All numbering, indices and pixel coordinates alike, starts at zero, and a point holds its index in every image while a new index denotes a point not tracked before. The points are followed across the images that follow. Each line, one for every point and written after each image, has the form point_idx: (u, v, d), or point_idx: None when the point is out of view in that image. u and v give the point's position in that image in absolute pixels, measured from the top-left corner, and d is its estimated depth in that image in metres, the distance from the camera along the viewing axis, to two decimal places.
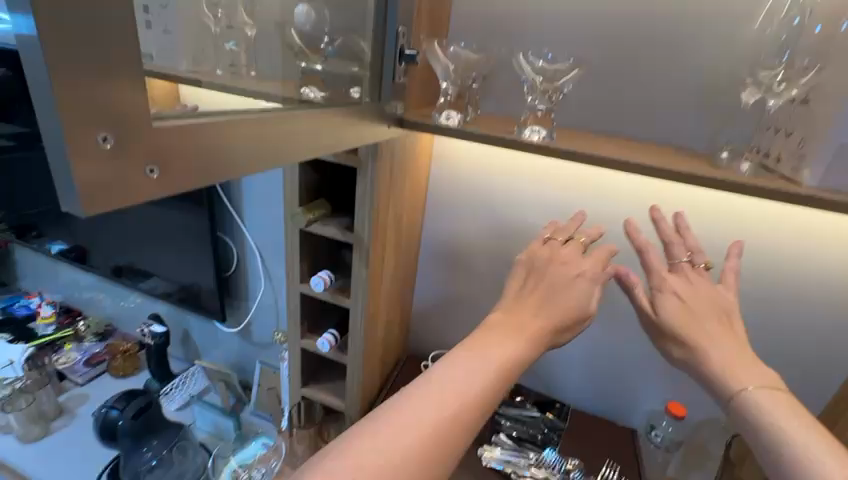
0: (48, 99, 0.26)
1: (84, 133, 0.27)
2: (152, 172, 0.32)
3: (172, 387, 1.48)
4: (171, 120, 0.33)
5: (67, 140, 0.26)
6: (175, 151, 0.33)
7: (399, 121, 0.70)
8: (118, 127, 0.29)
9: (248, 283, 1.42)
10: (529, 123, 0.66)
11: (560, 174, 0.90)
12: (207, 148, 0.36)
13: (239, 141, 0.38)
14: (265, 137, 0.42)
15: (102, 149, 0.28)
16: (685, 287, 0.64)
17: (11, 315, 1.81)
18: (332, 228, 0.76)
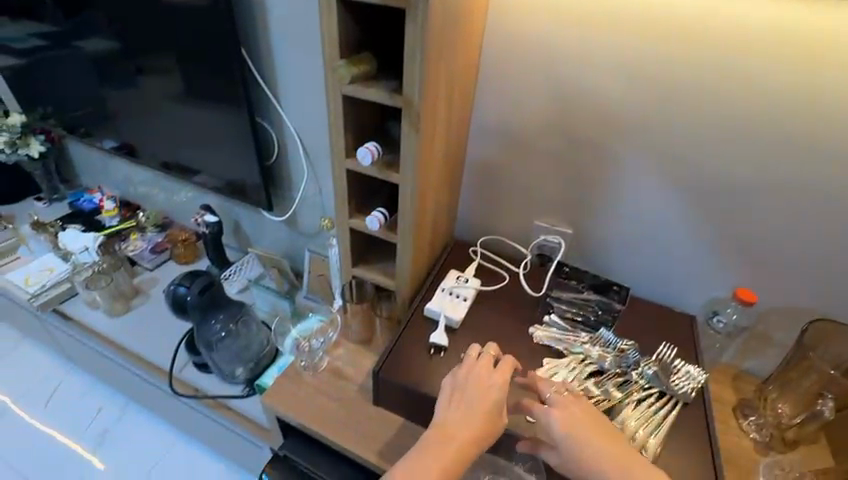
0: None
1: None
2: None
3: (231, 272, 1.59)
4: None
5: None
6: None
7: None
8: None
9: (291, 172, 1.40)
10: None
11: (647, 20, 0.74)
12: None
13: None
14: None
15: None
16: (584, 409, 0.68)
17: (79, 208, 1.94)
18: (378, 90, 0.67)
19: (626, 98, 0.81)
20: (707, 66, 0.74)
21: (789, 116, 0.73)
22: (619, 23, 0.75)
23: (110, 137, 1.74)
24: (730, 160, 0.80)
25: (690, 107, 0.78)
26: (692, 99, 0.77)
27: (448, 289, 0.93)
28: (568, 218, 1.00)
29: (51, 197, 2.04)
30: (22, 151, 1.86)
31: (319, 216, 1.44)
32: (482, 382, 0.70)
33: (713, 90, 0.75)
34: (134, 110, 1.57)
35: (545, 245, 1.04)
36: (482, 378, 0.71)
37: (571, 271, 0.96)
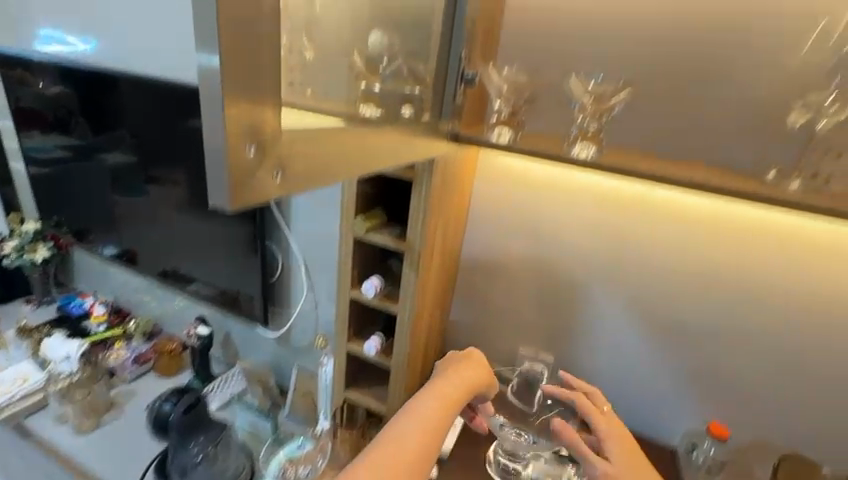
0: (218, 116, 0.33)
1: (242, 147, 0.35)
2: (276, 176, 0.39)
3: (214, 387, 1.56)
4: (292, 133, 0.41)
5: (229, 154, 0.34)
6: (280, 149, 0.39)
7: (455, 137, 0.74)
8: (260, 142, 0.37)
9: (291, 290, 1.48)
10: (579, 141, 0.69)
11: (602, 190, 0.93)
12: (315, 165, 0.44)
13: (332, 158, 0.47)
14: (347, 154, 0.50)
15: (248, 157, 0.36)
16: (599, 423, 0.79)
17: (66, 314, 1.94)
18: (386, 237, 0.81)
19: (592, 249, 0.97)
20: (652, 228, 0.91)
21: (723, 271, 0.88)
22: (577, 192, 0.95)
23: (117, 245, 1.83)
24: (683, 305, 0.93)
25: (644, 259, 0.93)
26: (644, 253, 0.92)
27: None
28: (549, 347, 1.09)
29: (41, 299, 2.05)
30: (26, 255, 1.92)
31: (313, 333, 1.48)
32: (463, 353, 0.83)
33: (661, 247, 0.91)
34: (145, 223, 1.69)
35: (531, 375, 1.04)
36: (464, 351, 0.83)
37: None
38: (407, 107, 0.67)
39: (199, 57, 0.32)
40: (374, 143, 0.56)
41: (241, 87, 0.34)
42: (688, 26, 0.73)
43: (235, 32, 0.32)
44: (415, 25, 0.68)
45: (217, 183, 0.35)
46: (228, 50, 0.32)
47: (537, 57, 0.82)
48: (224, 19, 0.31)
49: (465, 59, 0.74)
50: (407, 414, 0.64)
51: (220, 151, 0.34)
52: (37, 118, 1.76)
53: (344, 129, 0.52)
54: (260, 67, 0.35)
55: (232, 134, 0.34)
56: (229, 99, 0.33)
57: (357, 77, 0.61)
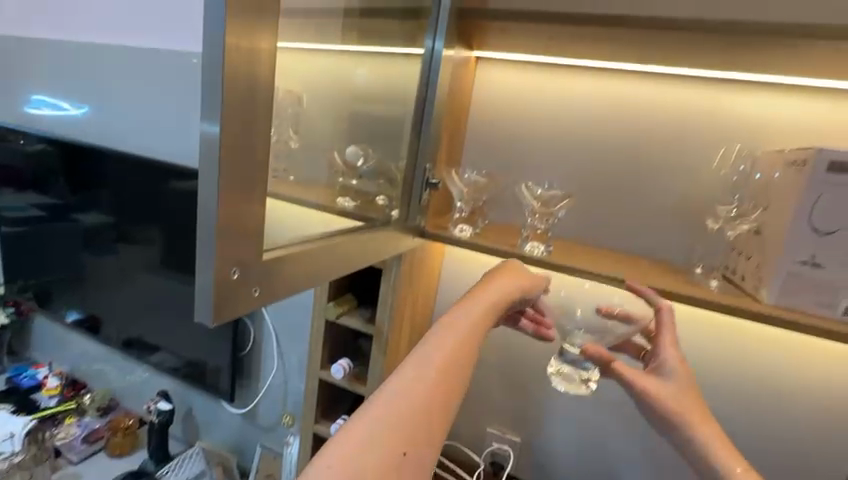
0: (211, 237, 0.40)
1: (226, 269, 0.42)
2: (254, 290, 0.46)
3: (167, 469, 1.47)
4: (270, 252, 0.49)
5: (216, 271, 0.41)
6: (259, 267, 0.46)
7: (421, 232, 0.83)
8: (243, 265, 0.44)
9: (261, 364, 1.46)
10: (530, 239, 0.80)
11: None
12: (285, 277, 0.51)
13: (301, 271, 0.55)
14: (313, 262, 0.57)
15: (231, 278, 0.43)
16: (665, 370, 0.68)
17: (15, 385, 1.83)
18: (356, 320, 0.86)
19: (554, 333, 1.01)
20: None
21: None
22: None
23: (83, 311, 1.79)
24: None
25: None
26: None
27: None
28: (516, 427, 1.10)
29: None
30: None
31: (280, 410, 1.45)
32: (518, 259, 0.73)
33: None
34: (115, 289, 1.67)
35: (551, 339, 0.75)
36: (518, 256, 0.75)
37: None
38: (382, 196, 0.80)
39: (203, 123, 0.38)
40: (342, 249, 0.64)
41: (237, 169, 0.40)
42: (617, 144, 0.88)
43: (231, 188, 0.40)
44: (389, 135, 0.81)
45: (204, 304, 0.42)
46: (224, 201, 0.40)
47: (496, 162, 0.97)
48: (223, 180, 0.39)
49: (429, 169, 0.84)
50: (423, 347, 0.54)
51: (208, 277, 0.41)
52: (19, 177, 1.79)
53: (319, 237, 0.61)
54: (253, 182, 0.42)
55: (219, 257, 0.41)
56: (219, 238, 0.40)
57: (337, 174, 0.74)
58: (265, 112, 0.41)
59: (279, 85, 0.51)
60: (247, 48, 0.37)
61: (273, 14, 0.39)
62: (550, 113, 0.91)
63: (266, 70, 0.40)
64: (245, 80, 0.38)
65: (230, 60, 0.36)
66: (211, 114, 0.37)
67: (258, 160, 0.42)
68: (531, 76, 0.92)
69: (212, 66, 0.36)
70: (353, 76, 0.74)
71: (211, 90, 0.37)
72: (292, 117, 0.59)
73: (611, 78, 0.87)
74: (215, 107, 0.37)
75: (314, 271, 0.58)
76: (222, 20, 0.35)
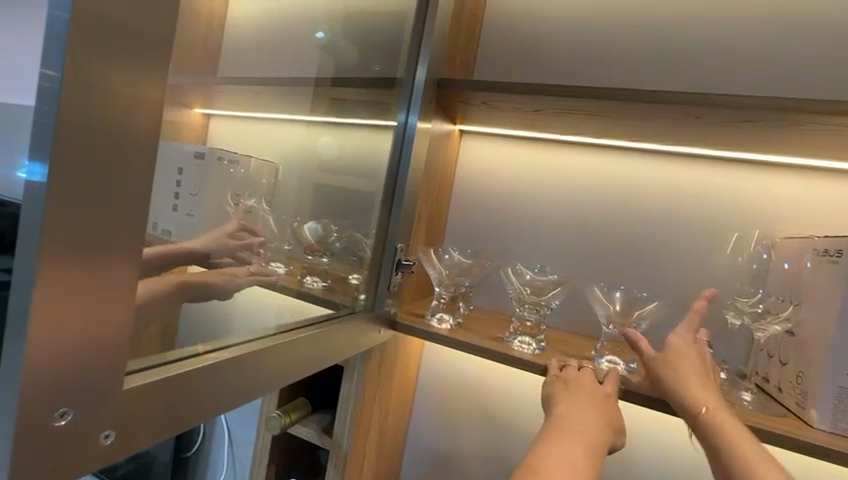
0: (18, 349, 0.27)
1: (46, 411, 0.29)
2: (105, 438, 0.33)
3: None
4: (147, 376, 0.36)
5: (21, 411, 0.28)
6: (112, 405, 0.33)
7: (392, 323, 0.71)
8: (80, 403, 0.31)
9: (208, 468, 1.23)
10: (518, 332, 0.68)
11: None
12: (172, 405, 0.38)
13: (206, 391, 0.41)
14: (235, 375, 0.44)
15: (53, 425, 0.30)
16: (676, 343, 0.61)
17: None
18: (308, 430, 0.70)
19: None
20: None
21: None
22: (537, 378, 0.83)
23: None
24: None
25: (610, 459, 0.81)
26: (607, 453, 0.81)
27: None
28: None
29: None
30: None
31: None
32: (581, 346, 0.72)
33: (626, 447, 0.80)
34: None
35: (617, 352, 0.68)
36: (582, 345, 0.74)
37: None
38: (355, 275, 0.70)
39: (30, 169, 0.27)
40: (287, 352, 0.51)
41: (77, 241, 0.28)
42: (614, 223, 0.80)
43: (63, 277, 0.28)
44: (362, 206, 0.71)
45: None
46: (41, 313, 0.27)
47: (483, 239, 0.87)
48: (44, 266, 0.27)
49: (402, 249, 0.74)
50: (560, 421, 0.53)
51: (7, 430, 0.28)
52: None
53: (252, 338, 0.49)
54: (102, 264, 0.30)
55: (31, 384, 0.28)
56: (33, 359, 0.28)
57: (305, 249, 0.66)
58: (135, 178, 0.31)
59: (251, 154, 0.57)
60: (105, 98, 0.28)
61: (161, 63, 0.32)
62: (538, 189, 0.84)
63: (145, 131, 0.31)
64: (105, 135, 0.29)
65: (76, 111, 0.27)
66: (38, 176, 0.27)
67: (118, 249, 0.31)
68: (516, 149, 0.86)
69: (43, 124, 0.27)
70: (316, 145, 0.67)
71: (42, 145, 0.27)
72: (236, 179, 0.55)
73: (600, 153, 0.81)
74: (43, 170, 0.27)
75: (233, 386, 0.44)
76: (63, 65, 0.26)
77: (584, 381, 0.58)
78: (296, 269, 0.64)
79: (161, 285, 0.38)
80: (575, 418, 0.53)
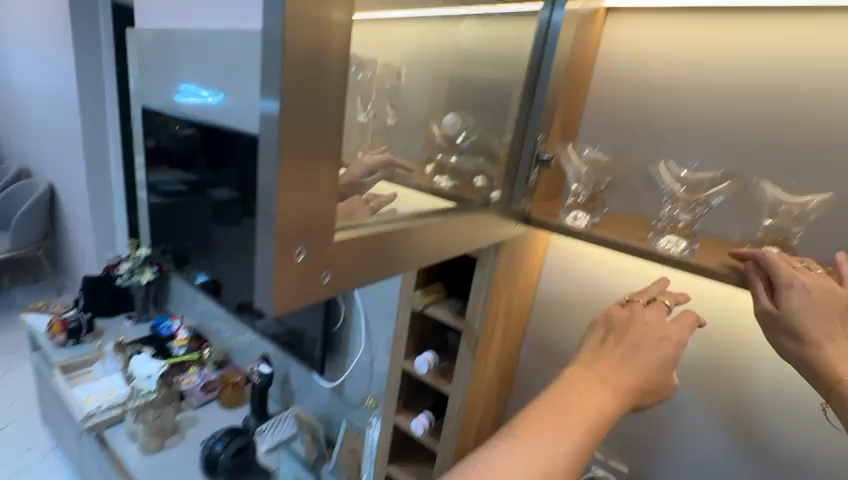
0: (271, 214, 0.35)
1: (290, 250, 0.37)
2: (324, 276, 0.41)
3: (265, 428, 1.58)
4: (348, 231, 0.43)
5: (278, 252, 0.36)
6: (328, 253, 0.40)
7: (526, 218, 0.71)
8: (310, 244, 0.38)
9: (349, 341, 1.49)
10: (665, 232, 0.63)
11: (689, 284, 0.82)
12: (364, 260, 0.45)
13: (382, 253, 0.47)
14: (395, 246, 0.48)
15: (295, 259, 0.38)
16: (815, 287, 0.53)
17: (156, 332, 2.13)
18: (445, 312, 0.77)
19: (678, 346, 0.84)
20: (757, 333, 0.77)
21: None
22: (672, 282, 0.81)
23: (207, 274, 2.02)
24: (808, 436, 0.75)
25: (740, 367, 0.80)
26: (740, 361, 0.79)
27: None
28: (624, 454, 0.94)
29: (139, 316, 2.27)
30: (135, 277, 2.20)
31: (365, 390, 1.46)
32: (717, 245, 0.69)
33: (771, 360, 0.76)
34: (233, 257, 1.84)
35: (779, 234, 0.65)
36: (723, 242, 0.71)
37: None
38: (480, 177, 0.70)
39: (261, 103, 0.34)
40: (437, 229, 0.54)
41: (300, 145, 0.35)
42: (808, 106, 0.64)
43: (297, 172, 0.35)
44: (496, 101, 0.70)
45: (265, 286, 0.37)
46: (284, 186, 0.35)
47: (625, 135, 0.79)
48: (285, 158, 0.34)
49: (541, 141, 0.69)
50: (598, 356, 0.59)
51: (270, 272, 0.37)
52: (165, 157, 2.09)
53: (404, 218, 0.53)
54: (318, 150, 0.36)
55: (282, 234, 0.36)
56: (280, 219, 0.35)
57: (435, 150, 0.68)
58: (333, 72, 0.35)
59: (377, 58, 0.51)
60: None
61: None
62: (698, 76, 0.72)
63: (340, 17, 0.34)
64: (314, 37, 0.33)
65: (295, 8, 0.30)
66: (268, 109, 0.34)
67: (323, 140, 0.36)
68: (677, 26, 0.73)
69: (271, 28, 0.31)
70: (453, 38, 0.67)
71: (269, 86, 0.33)
72: (365, 85, 0.48)
73: (801, 20, 0.63)
74: (274, 105, 0.33)
75: (400, 254, 0.50)
76: None
77: (642, 326, 0.62)
78: (430, 167, 0.67)
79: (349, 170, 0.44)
80: (614, 355, 0.59)
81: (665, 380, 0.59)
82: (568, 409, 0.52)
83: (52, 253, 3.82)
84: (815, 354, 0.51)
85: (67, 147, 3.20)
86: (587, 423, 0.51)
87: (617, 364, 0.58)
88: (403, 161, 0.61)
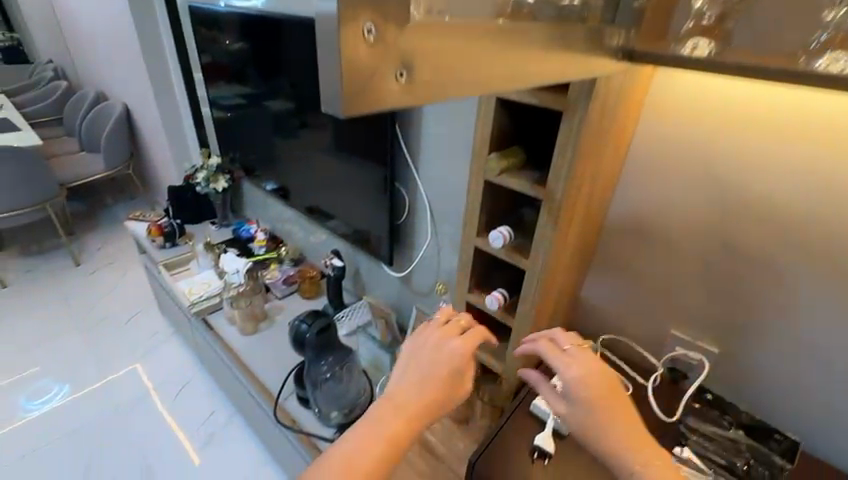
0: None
1: (357, 26, 0.25)
2: (400, 76, 0.29)
3: (344, 313, 1.75)
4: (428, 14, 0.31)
5: (343, 35, 0.25)
6: (429, 71, 0.31)
7: (629, 55, 0.58)
8: (381, 18, 0.27)
9: (415, 233, 1.49)
10: (827, 53, 0.52)
11: (831, 132, 0.64)
12: (456, 56, 0.33)
13: (477, 48, 0.34)
14: (503, 41, 0.37)
15: (366, 43, 0.26)
16: (581, 366, 0.62)
17: (238, 235, 2.30)
18: (521, 181, 0.70)
19: (804, 210, 0.70)
20: None
21: None
22: (807, 136, 0.66)
23: (274, 179, 2.08)
24: None
25: None
26: None
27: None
28: (715, 336, 0.88)
29: (221, 222, 2.47)
30: (211, 185, 2.32)
31: (433, 279, 1.50)
32: None
33: None
34: (297, 162, 1.85)
35: None
36: None
37: (699, 385, 0.83)
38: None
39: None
40: (534, 31, 0.41)
41: None
42: None
43: None
44: None
45: (328, 78, 0.27)
46: None
47: None
48: None
49: None
50: (399, 388, 0.62)
51: (334, 72, 0.26)
52: (219, 70, 2.07)
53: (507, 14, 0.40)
54: None
55: (349, 16, 0.25)
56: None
57: None
58: None
59: None
60: None
61: None
62: None
63: None
64: None
65: None
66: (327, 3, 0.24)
67: None
68: None
69: None
70: None
71: None
72: None
73: None
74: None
75: (498, 55, 0.37)
76: None
77: (438, 351, 0.66)
78: None
79: None
80: (412, 386, 0.62)
81: (461, 390, 0.65)
82: (362, 448, 0.55)
83: (140, 171, 4.19)
84: (605, 447, 0.57)
85: (130, 65, 3.28)
86: (384, 455, 0.55)
87: (419, 389, 0.62)
88: None
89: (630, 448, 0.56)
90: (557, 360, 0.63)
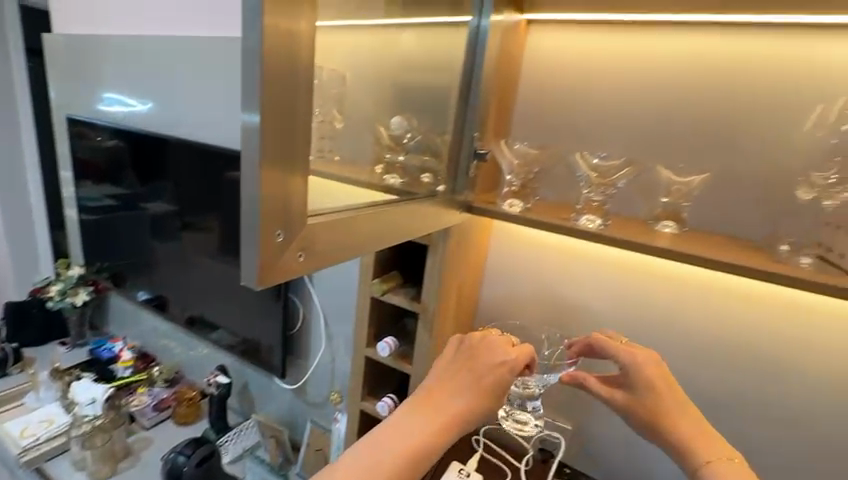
0: (254, 225, 0.46)
1: (270, 233, 0.47)
2: (299, 256, 0.51)
3: (228, 439, 1.58)
4: (324, 214, 0.55)
5: (265, 237, 0.46)
6: (295, 216, 0.49)
7: (468, 208, 0.82)
8: (287, 227, 0.48)
9: (309, 343, 1.52)
10: (586, 213, 0.79)
11: (603, 255, 0.96)
12: (343, 238, 0.57)
13: (358, 231, 0.59)
14: (378, 224, 0.63)
15: (277, 241, 0.48)
16: (653, 366, 0.69)
17: (97, 356, 2.00)
18: (401, 298, 0.85)
19: (611, 313, 0.97)
20: (655, 301, 0.92)
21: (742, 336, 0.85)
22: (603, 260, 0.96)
23: (148, 289, 1.93)
24: (713, 375, 0.89)
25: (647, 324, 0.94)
26: (649, 313, 0.93)
27: (500, 419, 0.95)
28: None
29: (75, 342, 2.14)
30: (67, 299, 2.05)
31: (328, 387, 1.50)
32: (630, 227, 0.79)
33: (665, 313, 0.92)
34: (171, 263, 1.79)
35: (677, 211, 0.78)
36: (638, 227, 0.79)
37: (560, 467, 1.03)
38: (427, 174, 0.79)
39: (247, 229, 0.46)
40: (400, 212, 0.67)
41: (283, 207, 0.47)
42: (684, 112, 0.81)
43: (275, 175, 0.45)
44: (433, 105, 0.80)
45: (250, 269, 0.47)
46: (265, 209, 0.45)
47: (549, 133, 0.92)
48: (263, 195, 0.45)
49: (477, 140, 0.81)
50: (443, 385, 0.61)
51: (254, 265, 0.47)
52: (87, 169, 1.97)
53: (388, 203, 0.67)
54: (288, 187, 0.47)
55: (263, 230, 0.46)
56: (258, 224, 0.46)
57: (384, 149, 0.75)
58: (301, 117, 0.47)
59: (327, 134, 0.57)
60: (287, 60, 0.43)
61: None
62: (611, 87, 0.86)
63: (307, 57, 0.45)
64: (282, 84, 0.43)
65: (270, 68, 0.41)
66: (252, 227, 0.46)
67: (298, 169, 0.48)
68: (587, 42, 0.87)
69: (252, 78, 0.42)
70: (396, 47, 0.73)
71: (251, 210, 0.45)
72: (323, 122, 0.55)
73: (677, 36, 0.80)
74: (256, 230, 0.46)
75: (370, 233, 0.62)
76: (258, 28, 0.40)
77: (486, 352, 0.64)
78: (380, 167, 0.73)
79: (336, 179, 0.59)
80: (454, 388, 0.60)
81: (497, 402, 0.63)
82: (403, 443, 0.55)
83: None
84: (680, 436, 0.63)
85: None
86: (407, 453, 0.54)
87: (463, 394, 0.60)
88: (388, 176, 0.73)
89: (701, 441, 0.62)
90: (633, 358, 0.70)
